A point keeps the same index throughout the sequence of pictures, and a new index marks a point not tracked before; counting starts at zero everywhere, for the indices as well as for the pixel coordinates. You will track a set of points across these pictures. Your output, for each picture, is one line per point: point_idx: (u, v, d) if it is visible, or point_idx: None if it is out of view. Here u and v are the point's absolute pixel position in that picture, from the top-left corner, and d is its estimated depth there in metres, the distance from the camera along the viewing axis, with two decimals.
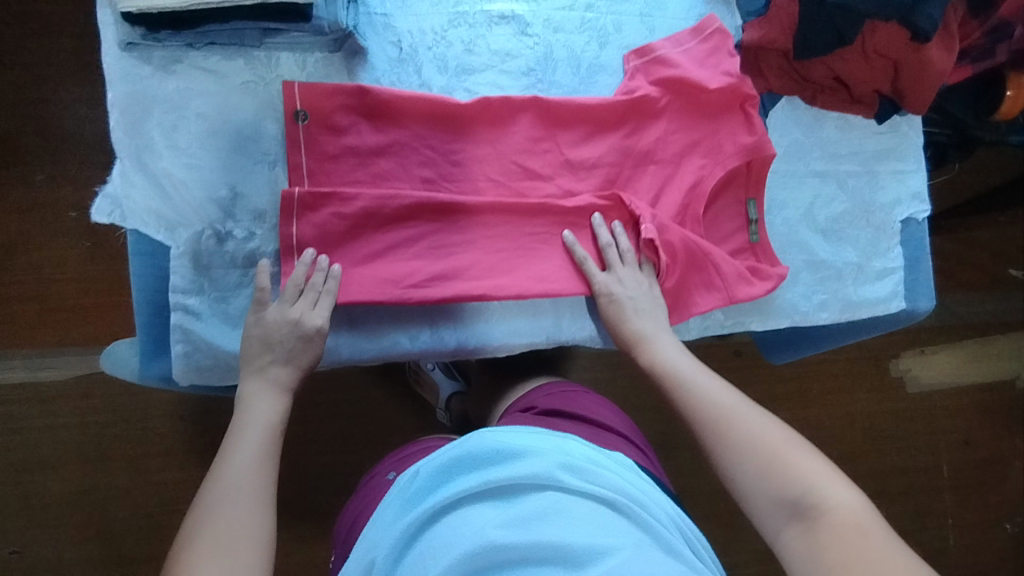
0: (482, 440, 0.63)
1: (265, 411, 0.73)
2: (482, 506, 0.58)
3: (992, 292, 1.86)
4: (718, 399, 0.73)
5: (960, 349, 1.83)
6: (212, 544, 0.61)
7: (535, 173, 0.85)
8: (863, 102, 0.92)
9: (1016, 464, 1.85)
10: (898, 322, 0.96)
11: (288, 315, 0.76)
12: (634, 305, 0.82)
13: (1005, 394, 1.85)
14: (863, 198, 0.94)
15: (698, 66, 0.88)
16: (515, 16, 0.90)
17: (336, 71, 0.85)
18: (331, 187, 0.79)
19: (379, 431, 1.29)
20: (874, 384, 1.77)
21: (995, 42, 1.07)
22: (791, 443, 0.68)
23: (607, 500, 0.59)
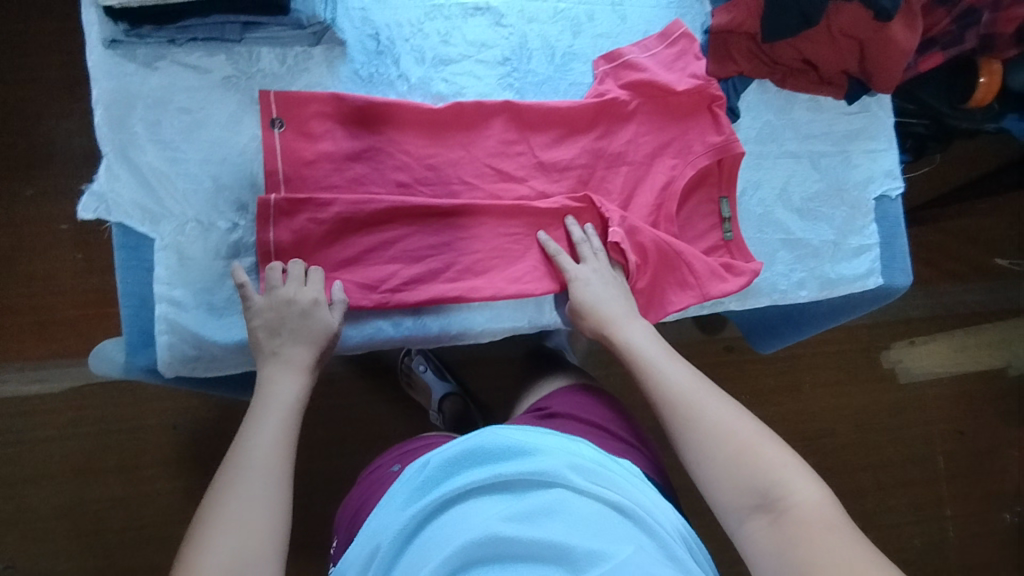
0: (495, 436, 0.64)
1: (282, 393, 0.73)
2: (490, 499, 0.59)
3: (977, 281, 1.89)
4: (686, 386, 0.75)
5: (949, 339, 1.85)
6: (225, 525, 0.61)
7: (508, 175, 0.83)
8: (833, 84, 0.89)
9: (1012, 452, 1.85)
10: (873, 303, 0.94)
11: (279, 299, 0.75)
12: (607, 288, 0.81)
13: (995, 382, 1.86)
14: (838, 176, 0.91)
15: (665, 69, 0.85)
16: (490, 7, 0.84)
17: (315, 65, 0.81)
18: (306, 194, 0.78)
19: (368, 436, 1.29)
20: (867, 376, 1.78)
21: (965, 27, 1.10)
22: (762, 437, 0.68)
23: (614, 503, 0.59)
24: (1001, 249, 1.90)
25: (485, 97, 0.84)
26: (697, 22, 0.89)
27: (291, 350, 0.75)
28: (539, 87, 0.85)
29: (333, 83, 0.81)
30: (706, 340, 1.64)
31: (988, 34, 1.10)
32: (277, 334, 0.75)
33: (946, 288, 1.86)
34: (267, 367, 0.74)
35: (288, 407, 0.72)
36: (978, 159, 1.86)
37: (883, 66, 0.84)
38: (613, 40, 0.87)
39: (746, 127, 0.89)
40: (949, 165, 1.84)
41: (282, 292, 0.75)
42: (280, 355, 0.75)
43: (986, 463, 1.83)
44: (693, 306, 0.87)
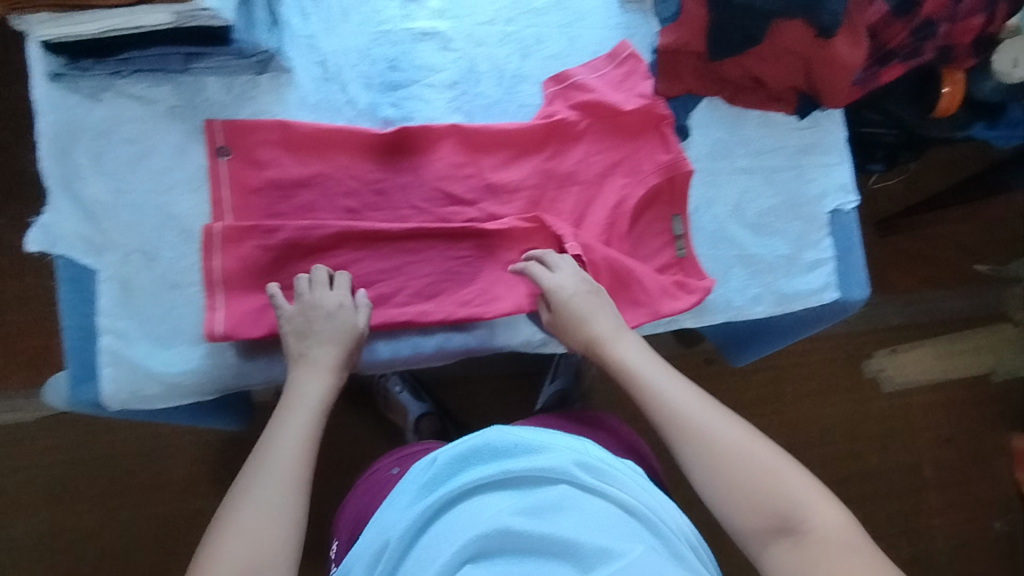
0: (503, 432, 0.63)
1: (310, 393, 0.74)
2: (501, 493, 0.58)
3: (959, 288, 1.87)
4: (683, 401, 0.71)
5: (931, 346, 1.83)
6: (249, 523, 0.63)
7: (457, 198, 0.83)
8: (782, 100, 0.89)
9: (998, 459, 1.83)
10: (831, 317, 0.93)
11: (306, 304, 0.76)
12: (593, 301, 0.78)
13: (980, 390, 1.85)
14: (792, 191, 0.91)
15: (614, 89, 0.85)
16: (437, 31, 0.84)
17: (262, 93, 0.81)
18: (252, 222, 0.78)
19: (344, 459, 1.28)
20: (850, 386, 1.77)
21: (922, 40, 1.11)
22: (776, 457, 0.67)
23: (625, 502, 0.58)
24: (982, 256, 1.89)
25: (434, 120, 0.84)
26: (646, 42, 0.88)
27: (317, 350, 0.75)
28: (488, 109, 0.85)
29: (280, 110, 0.81)
30: (686, 353, 1.64)
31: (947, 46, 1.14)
32: (306, 335, 0.75)
33: (929, 295, 1.85)
34: (296, 372, 0.75)
35: (311, 407, 0.73)
36: (955, 167, 1.86)
37: (831, 80, 0.84)
38: (562, 61, 0.87)
39: (696, 144, 0.90)
40: (926, 173, 1.85)
41: (309, 298, 0.76)
42: (309, 356, 0.75)
43: (974, 472, 1.81)
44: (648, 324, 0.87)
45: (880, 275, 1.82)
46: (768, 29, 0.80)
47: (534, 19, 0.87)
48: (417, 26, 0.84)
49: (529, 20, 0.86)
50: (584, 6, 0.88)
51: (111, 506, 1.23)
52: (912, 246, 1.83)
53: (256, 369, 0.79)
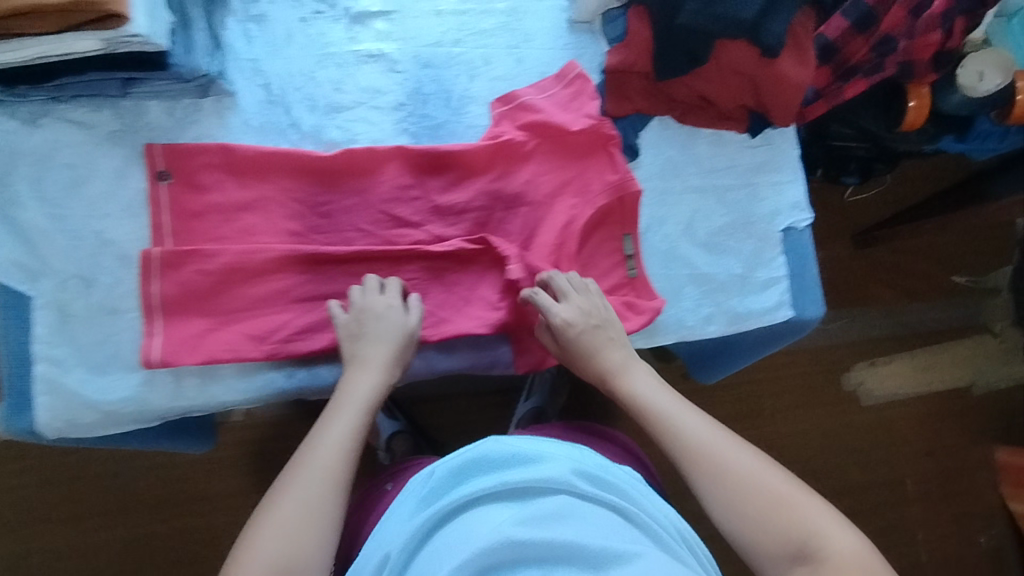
0: (499, 444, 0.64)
1: (361, 392, 0.75)
2: (497, 504, 0.58)
3: (937, 299, 1.83)
4: (698, 431, 0.73)
5: (910, 358, 1.80)
6: (286, 523, 0.64)
7: (403, 221, 0.83)
8: (733, 118, 0.89)
9: (982, 473, 1.78)
10: (786, 335, 0.93)
11: (359, 309, 0.78)
12: (604, 335, 0.81)
13: (962, 403, 1.80)
14: (744, 210, 0.90)
15: (562, 109, 0.85)
16: (383, 54, 0.84)
17: (204, 116, 0.80)
18: (192, 246, 0.77)
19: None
20: (831, 399, 1.75)
21: (882, 55, 1.08)
22: (788, 484, 0.68)
23: (618, 507, 0.61)
24: (961, 267, 1.84)
25: (379, 142, 0.83)
26: (594, 62, 0.88)
27: (370, 349, 0.76)
28: (435, 131, 0.85)
29: (223, 133, 0.81)
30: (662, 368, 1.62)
31: (907, 62, 1.10)
32: (359, 337, 0.77)
33: (907, 308, 1.81)
34: (350, 375, 0.77)
35: (359, 406, 0.75)
36: (932, 178, 1.83)
37: (780, 98, 0.83)
38: (511, 82, 0.87)
39: (647, 163, 0.89)
40: (903, 185, 1.82)
41: (361, 303, 0.78)
42: (363, 356, 0.76)
43: (956, 484, 1.77)
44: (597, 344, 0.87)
45: (856, 289, 1.79)
46: (712, 48, 0.79)
47: (481, 40, 0.86)
48: (362, 48, 0.84)
49: (476, 42, 0.86)
50: (531, 27, 0.87)
51: (80, 531, 1.21)
52: (888, 258, 1.80)
53: (195, 394, 0.78)
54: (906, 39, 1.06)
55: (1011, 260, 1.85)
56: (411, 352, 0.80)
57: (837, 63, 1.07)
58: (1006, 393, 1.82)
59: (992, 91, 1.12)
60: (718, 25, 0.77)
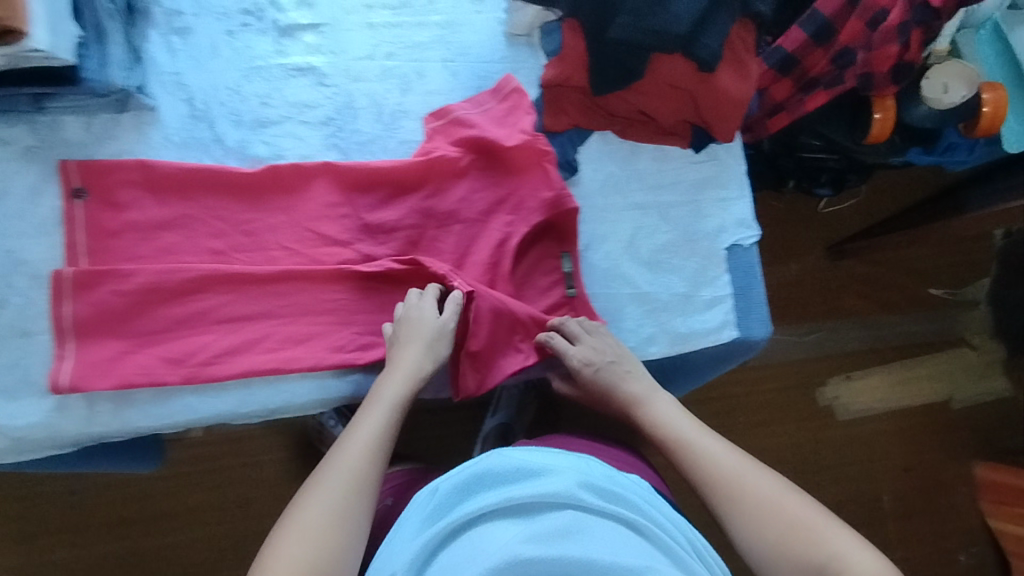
0: (503, 458, 0.64)
1: (392, 395, 0.74)
2: (504, 522, 0.57)
3: (911, 312, 1.62)
4: (722, 456, 0.74)
5: (886, 372, 1.59)
6: (310, 526, 0.63)
7: (331, 239, 0.80)
8: (676, 133, 0.87)
9: (960, 489, 1.58)
10: (735, 355, 0.89)
11: (404, 319, 0.77)
12: (622, 369, 0.81)
13: (940, 419, 1.60)
14: (688, 227, 0.88)
15: (496, 124, 0.82)
16: (312, 67, 0.82)
17: (124, 132, 0.78)
18: (108, 266, 0.75)
19: (274, 497, 1.21)
20: (803, 415, 1.55)
21: (844, 67, 1.01)
22: (811, 510, 0.68)
23: (624, 518, 0.59)
24: (936, 278, 1.62)
25: (307, 158, 0.81)
26: (532, 76, 0.86)
27: (401, 354, 0.76)
28: (364, 147, 0.82)
29: (144, 150, 0.78)
30: None
31: (864, 74, 1.00)
32: (392, 344, 0.77)
33: (881, 320, 1.60)
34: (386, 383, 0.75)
35: (390, 408, 0.74)
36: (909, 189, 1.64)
37: (720, 114, 0.81)
38: (446, 97, 0.85)
39: (588, 179, 0.87)
40: (876, 197, 1.63)
41: (405, 312, 0.78)
42: (394, 362, 0.76)
43: (935, 509, 1.57)
44: (534, 365, 0.85)
45: (825, 303, 1.58)
46: (647, 62, 0.77)
47: (415, 54, 0.84)
48: (291, 61, 0.82)
49: (410, 55, 0.84)
50: (468, 40, 0.85)
51: (10, 555, 1.15)
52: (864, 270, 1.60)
53: (109, 420, 0.75)
54: (863, 52, 0.98)
55: (991, 271, 1.65)
56: (444, 352, 0.78)
57: (797, 75, 1.04)
58: (986, 411, 1.61)
59: (958, 103, 1.04)
60: (653, 40, 0.74)
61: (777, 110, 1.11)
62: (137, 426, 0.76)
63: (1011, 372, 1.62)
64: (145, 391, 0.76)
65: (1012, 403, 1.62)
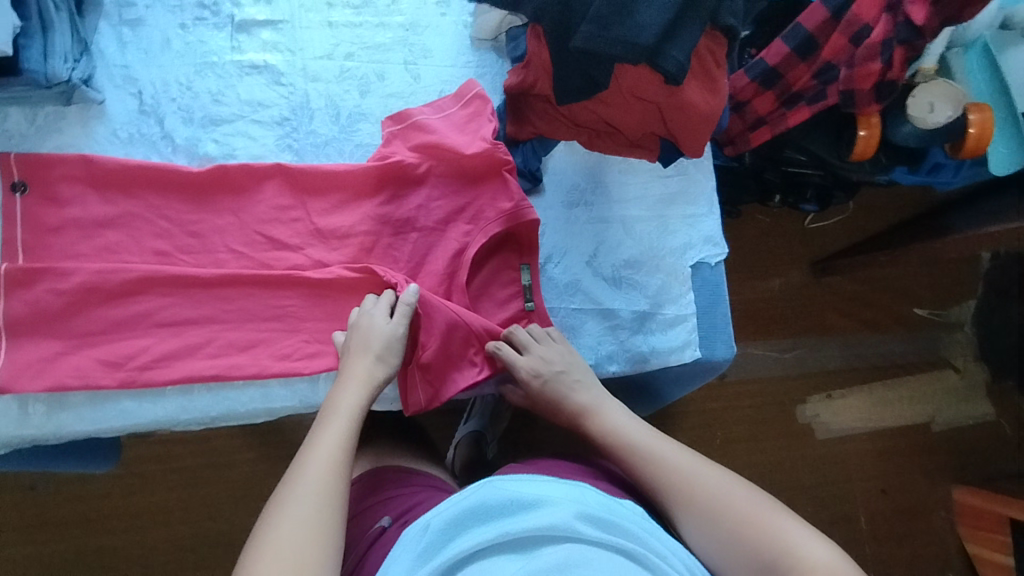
0: (498, 490, 0.59)
1: (350, 403, 0.68)
2: (499, 560, 0.52)
3: (894, 333, 1.56)
4: (669, 456, 0.68)
5: (866, 392, 1.53)
6: (278, 552, 0.53)
7: (281, 243, 0.78)
8: (643, 146, 0.83)
9: (941, 513, 1.51)
10: (697, 374, 0.88)
11: (357, 327, 0.73)
12: (571, 379, 0.78)
13: (922, 442, 1.53)
14: (652, 243, 0.85)
15: (456, 130, 0.79)
16: (268, 65, 0.80)
17: (69, 125, 0.76)
18: (45, 263, 0.72)
19: (235, 502, 1.16)
20: (781, 433, 1.49)
21: (825, 82, 0.99)
22: (764, 504, 0.61)
23: (623, 547, 0.53)
24: (920, 297, 1.58)
25: (259, 158, 0.79)
26: (496, 82, 0.85)
27: (354, 363, 0.71)
28: (319, 149, 0.80)
29: (88, 144, 0.76)
30: None
31: (847, 90, 0.95)
32: (345, 353, 0.72)
33: (860, 337, 1.55)
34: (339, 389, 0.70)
35: (351, 417, 0.67)
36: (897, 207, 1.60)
37: (687, 127, 0.78)
38: (405, 100, 0.83)
39: (552, 191, 0.87)
40: (862, 214, 1.58)
41: (358, 320, 0.73)
42: (347, 372, 0.71)
43: (913, 534, 1.50)
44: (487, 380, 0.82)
45: (804, 319, 1.54)
46: (612, 72, 0.74)
47: (376, 55, 0.83)
48: (246, 58, 0.80)
49: (370, 56, 0.82)
50: (431, 43, 0.84)
51: None
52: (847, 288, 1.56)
53: (42, 423, 0.72)
54: (845, 68, 0.94)
55: (977, 292, 1.59)
56: (398, 359, 0.73)
57: (781, 88, 1.02)
58: (969, 434, 1.55)
59: (943, 124, 1.00)
60: (619, 50, 0.71)
61: (759, 124, 1.07)
62: (74, 430, 0.73)
63: (995, 395, 1.56)
64: (81, 397, 0.73)
65: (996, 428, 1.56)
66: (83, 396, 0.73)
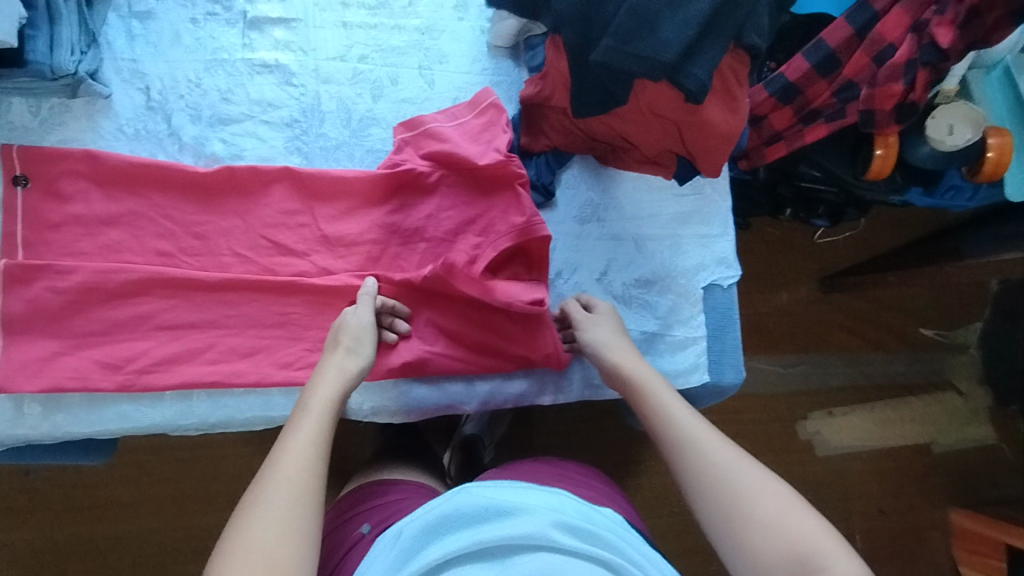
0: (471, 495, 0.56)
1: (321, 400, 0.64)
2: (470, 569, 0.50)
3: (899, 353, 1.52)
4: (692, 426, 0.63)
5: (868, 410, 1.49)
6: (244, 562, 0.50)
7: (286, 248, 0.76)
8: (660, 163, 0.82)
9: (936, 535, 1.46)
10: (704, 397, 0.87)
11: (333, 329, 0.71)
12: (614, 328, 0.76)
13: (922, 463, 1.48)
14: (663, 262, 0.84)
15: (470, 141, 0.77)
16: (279, 64, 0.78)
17: (73, 119, 0.74)
18: (46, 261, 0.70)
19: (215, 498, 1.13)
20: (778, 449, 1.45)
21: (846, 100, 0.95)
22: (786, 496, 0.56)
23: (601, 559, 0.50)
24: (926, 318, 1.54)
25: (267, 161, 0.77)
26: (512, 91, 0.83)
27: (328, 359, 0.68)
28: (329, 153, 0.78)
29: (93, 139, 0.74)
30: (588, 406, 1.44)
31: (867, 110, 0.91)
32: (325, 351, 0.70)
33: (861, 354, 1.52)
34: (312, 383, 0.66)
35: (322, 414, 0.62)
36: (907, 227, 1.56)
37: (705, 146, 0.76)
38: (418, 106, 0.81)
39: (564, 205, 0.85)
40: (871, 233, 1.55)
41: (335, 323, 0.72)
42: (320, 370, 0.67)
43: (908, 555, 1.44)
44: (495, 394, 0.80)
45: (807, 334, 1.50)
46: (631, 86, 0.72)
47: (390, 58, 0.81)
48: (257, 56, 0.78)
49: (384, 59, 0.80)
50: (447, 48, 0.82)
51: None
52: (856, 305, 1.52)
53: (37, 423, 0.71)
54: (867, 88, 0.91)
55: (982, 315, 1.55)
56: (371, 350, 0.70)
57: (799, 105, 0.99)
58: (969, 458, 1.50)
59: (961, 146, 0.97)
60: (639, 67, 0.69)
61: (775, 140, 1.04)
62: (68, 432, 0.71)
63: (997, 420, 1.51)
64: (80, 399, 0.71)
65: (996, 452, 1.50)
66: (82, 398, 0.72)
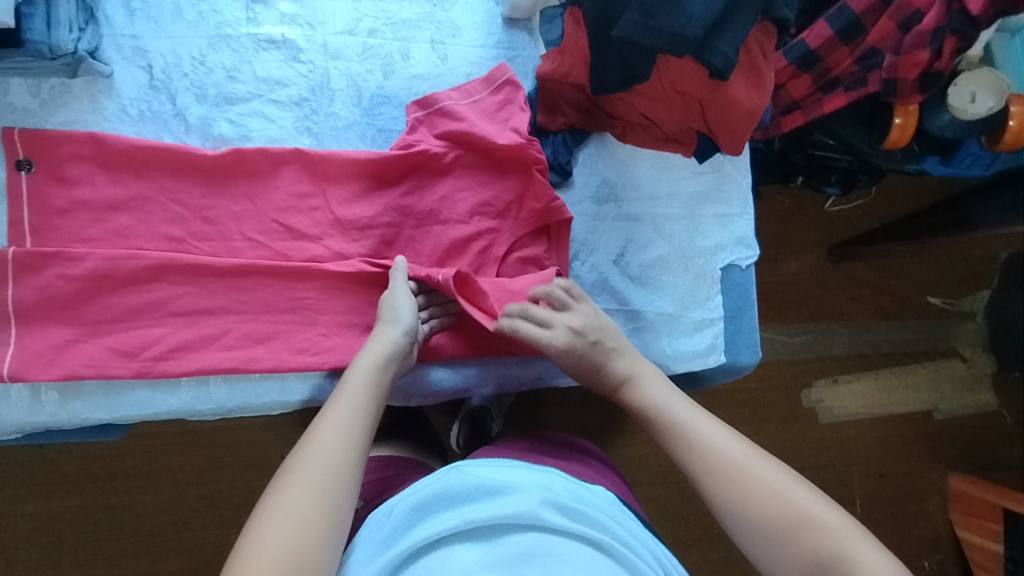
0: (463, 474, 0.55)
1: (361, 371, 0.64)
2: (460, 549, 0.49)
3: (906, 320, 1.41)
4: (723, 447, 0.61)
5: (872, 378, 1.38)
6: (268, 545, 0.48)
7: (299, 233, 0.75)
8: (679, 140, 0.80)
9: (935, 499, 1.36)
10: (719, 376, 0.87)
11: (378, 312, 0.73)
12: (606, 348, 0.71)
13: (922, 431, 1.38)
14: (681, 242, 0.83)
15: (485, 119, 0.76)
16: (286, 40, 0.77)
17: (75, 100, 0.72)
18: (54, 248, 0.68)
19: (186, 473, 1.06)
20: (780, 419, 1.34)
21: (869, 69, 0.88)
22: (796, 490, 0.57)
23: (588, 538, 0.49)
24: (932, 284, 1.42)
25: (276, 142, 0.76)
26: (528, 66, 0.83)
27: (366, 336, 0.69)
28: (340, 133, 0.77)
29: (97, 120, 0.73)
30: None
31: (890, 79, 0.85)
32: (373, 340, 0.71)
33: (870, 324, 1.40)
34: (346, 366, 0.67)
35: (362, 382, 0.62)
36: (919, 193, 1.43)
37: (725, 122, 0.73)
38: (430, 82, 0.80)
39: (581, 184, 0.83)
40: (887, 199, 1.42)
41: None
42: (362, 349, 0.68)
43: (906, 520, 1.34)
44: (509, 377, 0.79)
45: (816, 305, 1.38)
46: (653, 63, 0.69)
47: (401, 33, 0.80)
48: (263, 31, 0.76)
49: (395, 33, 0.80)
50: (460, 20, 0.81)
51: None
52: (862, 274, 1.40)
53: (55, 411, 0.70)
54: (891, 55, 0.85)
55: (991, 283, 1.43)
56: (406, 307, 0.70)
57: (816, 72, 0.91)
58: (970, 425, 1.40)
59: (983, 116, 0.91)
60: (662, 43, 0.66)
61: (792, 109, 0.95)
62: (84, 419, 0.71)
63: (1000, 388, 1.41)
64: (95, 387, 0.71)
65: (998, 420, 1.41)
66: (97, 386, 0.71)
